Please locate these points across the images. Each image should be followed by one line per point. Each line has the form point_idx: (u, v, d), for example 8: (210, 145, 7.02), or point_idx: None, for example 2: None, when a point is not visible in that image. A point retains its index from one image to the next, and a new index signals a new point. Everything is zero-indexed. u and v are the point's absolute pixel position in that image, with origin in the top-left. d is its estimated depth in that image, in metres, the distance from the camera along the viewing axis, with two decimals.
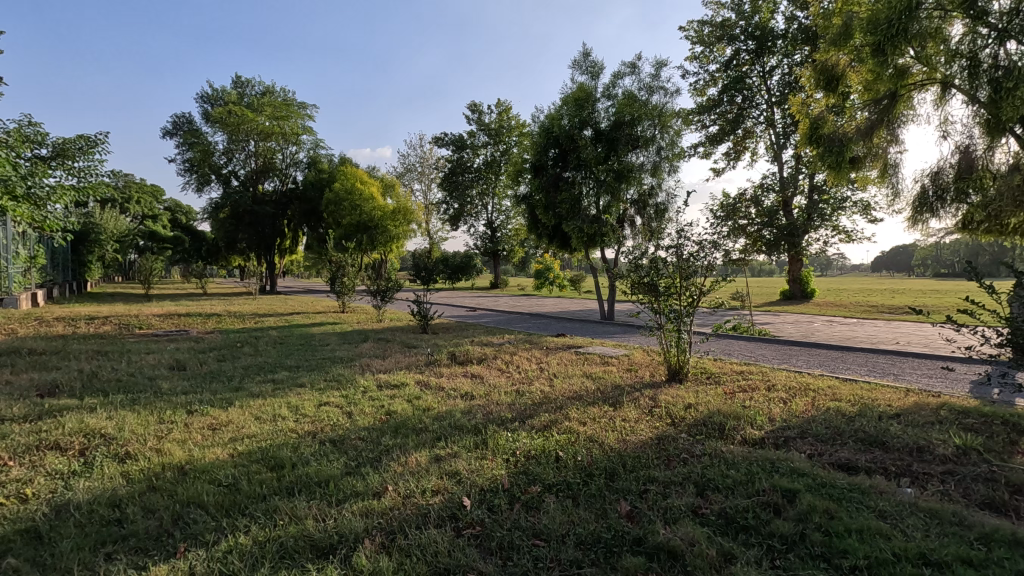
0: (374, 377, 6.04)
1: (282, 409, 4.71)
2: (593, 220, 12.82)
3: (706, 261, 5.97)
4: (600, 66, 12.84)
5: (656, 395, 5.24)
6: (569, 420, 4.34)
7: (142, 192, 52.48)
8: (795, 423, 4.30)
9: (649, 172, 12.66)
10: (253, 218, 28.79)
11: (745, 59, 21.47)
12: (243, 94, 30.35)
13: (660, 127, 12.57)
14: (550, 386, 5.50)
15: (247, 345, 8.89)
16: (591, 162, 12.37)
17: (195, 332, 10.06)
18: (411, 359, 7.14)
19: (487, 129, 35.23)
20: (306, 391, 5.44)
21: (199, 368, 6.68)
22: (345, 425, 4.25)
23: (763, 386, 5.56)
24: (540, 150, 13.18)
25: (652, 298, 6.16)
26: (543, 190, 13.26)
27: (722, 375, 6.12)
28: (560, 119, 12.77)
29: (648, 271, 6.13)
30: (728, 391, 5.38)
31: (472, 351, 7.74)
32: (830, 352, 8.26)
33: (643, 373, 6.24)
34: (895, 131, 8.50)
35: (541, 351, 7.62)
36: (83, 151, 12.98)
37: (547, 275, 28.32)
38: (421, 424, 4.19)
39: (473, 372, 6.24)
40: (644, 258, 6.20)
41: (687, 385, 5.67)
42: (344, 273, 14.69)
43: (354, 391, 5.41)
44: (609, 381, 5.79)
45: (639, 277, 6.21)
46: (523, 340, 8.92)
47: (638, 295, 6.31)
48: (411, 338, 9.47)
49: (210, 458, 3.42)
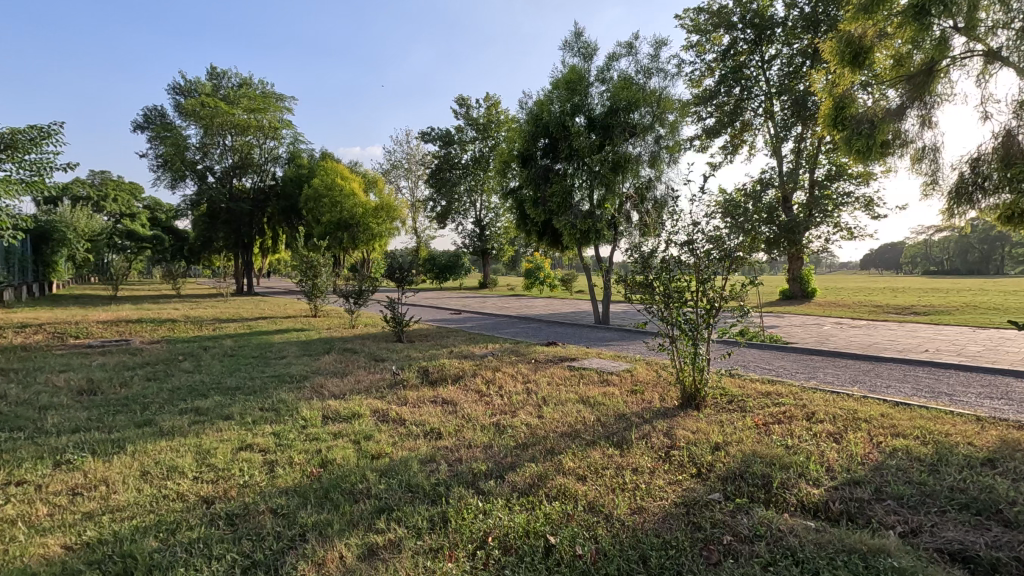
0: (322, 405, 4.90)
1: (184, 458, 3.57)
2: (587, 215, 11.78)
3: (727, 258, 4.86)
4: (594, 46, 11.77)
5: (671, 430, 4.17)
6: (562, 474, 3.26)
7: (120, 191, 50.85)
8: (862, 475, 3.25)
9: (647, 163, 11.59)
10: (230, 216, 27.47)
11: (743, 49, 20.53)
12: (219, 86, 28.92)
13: (659, 115, 11.51)
14: (538, 418, 4.41)
15: (191, 358, 7.71)
16: (583, 152, 11.28)
17: (137, 343, 8.86)
18: (373, 378, 6.01)
19: (475, 124, 34.11)
20: (231, 425, 4.30)
21: (113, 393, 5.49)
22: (260, 484, 3.14)
23: (801, 415, 4.50)
24: (528, 139, 12.09)
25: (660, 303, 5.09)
26: (532, 183, 12.16)
27: (747, 398, 5.06)
28: (549, 105, 11.68)
29: (655, 272, 5.05)
30: (760, 423, 4.32)
31: (448, 366, 6.60)
32: (858, 363, 7.26)
33: (651, 396, 5.17)
34: (929, 113, 7.52)
35: (527, 366, 6.51)
36: (34, 142, 11.66)
37: (538, 274, 27.25)
38: (362, 485, 3.09)
39: (444, 397, 5.11)
40: (649, 255, 5.11)
41: (707, 414, 4.59)
42: (316, 274, 13.51)
43: (293, 425, 4.29)
44: (611, 409, 4.70)
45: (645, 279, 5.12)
46: (509, 350, 7.83)
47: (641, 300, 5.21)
48: (381, 348, 8.33)
49: (25, 562, 2.28)
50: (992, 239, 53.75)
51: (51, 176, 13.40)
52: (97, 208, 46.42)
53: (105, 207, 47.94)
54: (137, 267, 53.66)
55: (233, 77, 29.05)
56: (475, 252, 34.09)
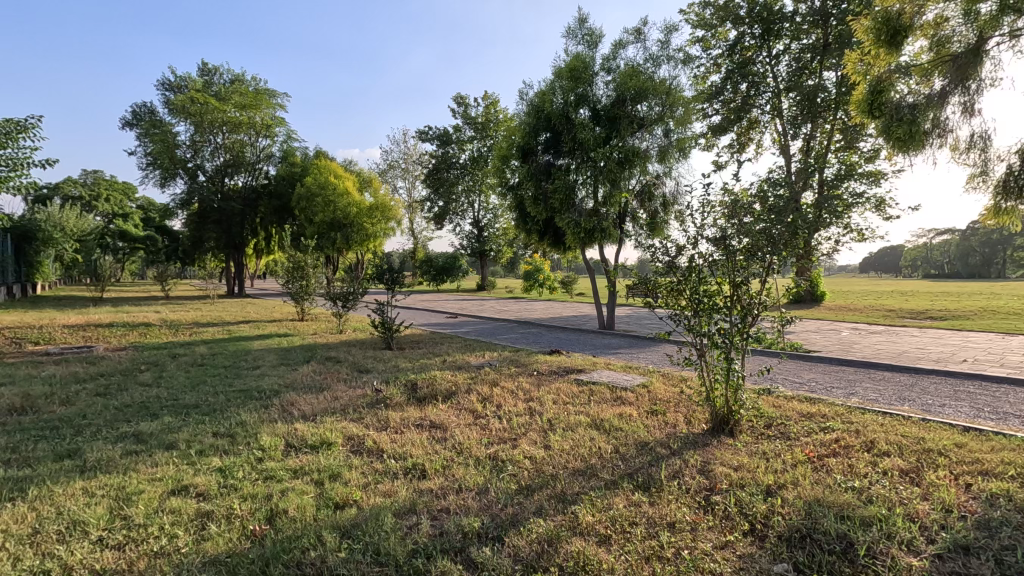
0: (289, 429, 4.14)
1: (95, 507, 2.80)
2: (591, 214, 11.04)
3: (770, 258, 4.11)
4: (598, 33, 11.05)
5: (707, 465, 3.42)
6: (578, 535, 2.49)
7: (111, 192, 50.03)
8: (972, 537, 2.49)
9: (656, 158, 10.80)
10: (221, 216, 26.73)
11: (750, 45, 19.80)
12: (211, 83, 28.11)
13: (669, 106, 10.70)
14: (544, 449, 3.64)
15: (156, 367, 6.94)
16: (588, 146, 10.54)
17: (100, 349, 8.06)
18: (353, 395, 5.25)
19: (474, 122, 33.37)
20: (170, 458, 3.52)
21: (46, 413, 4.70)
22: (180, 551, 2.37)
23: (859, 445, 3.76)
24: (528, 132, 11.35)
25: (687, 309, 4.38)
26: (532, 179, 11.41)
27: (788, 422, 4.30)
28: (551, 96, 10.97)
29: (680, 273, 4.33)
30: (812, 456, 3.58)
31: (439, 379, 5.84)
32: (897, 376, 6.52)
33: (675, 420, 4.41)
34: (972, 98, 6.81)
35: (529, 380, 5.74)
36: (8, 135, 10.87)
37: (537, 276, 26.53)
38: (314, 554, 2.32)
39: (432, 420, 4.34)
40: (675, 251, 4.37)
41: (746, 443, 3.84)
42: (304, 275, 12.73)
43: (246, 459, 3.52)
44: (631, 437, 3.94)
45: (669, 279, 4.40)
46: (508, 360, 7.08)
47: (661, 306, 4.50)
48: (367, 357, 7.56)
49: None
50: (994, 242, 53.06)
51: (25, 171, 12.59)
52: (88, 209, 45.80)
53: (97, 207, 47.23)
54: (130, 267, 52.90)
55: (225, 73, 28.21)
56: (472, 254, 33.30)
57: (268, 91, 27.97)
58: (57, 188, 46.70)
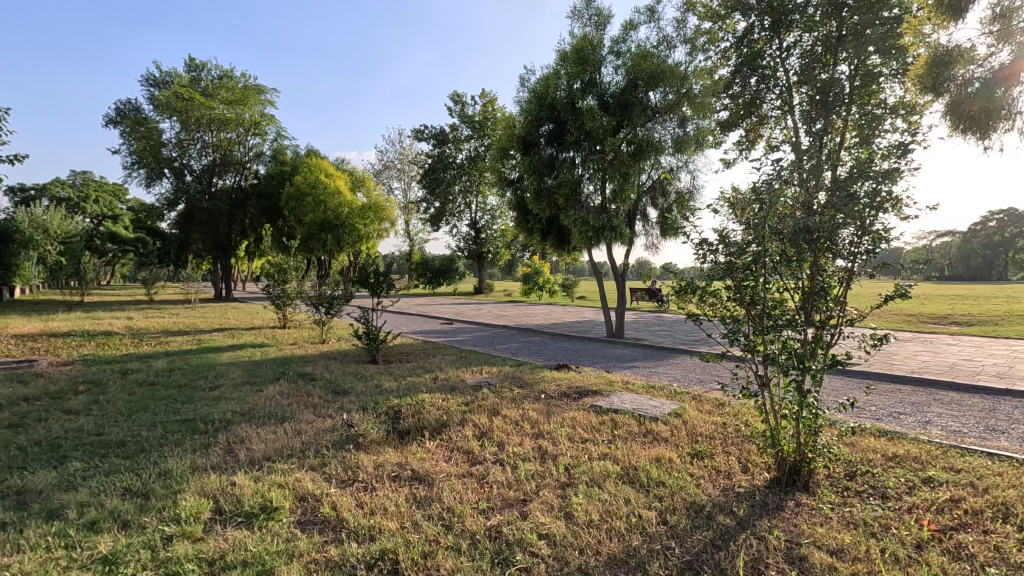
0: (223, 484, 3.13)
1: None
2: (599, 211, 10.06)
3: (848, 244, 3.18)
4: (607, 13, 10.10)
5: (797, 548, 2.43)
6: None
7: (101, 192, 48.89)
8: None
9: (671, 148, 9.80)
10: (208, 216, 25.72)
11: (759, 38, 18.56)
12: (198, 79, 26.98)
13: (686, 91, 9.71)
14: (563, 522, 2.64)
15: (97, 387, 5.93)
16: (597, 135, 9.56)
17: (40, 365, 7.03)
18: (320, 427, 4.25)
19: (471, 121, 32.38)
20: (41, 539, 2.51)
21: None
22: None
23: (991, 511, 2.78)
24: (531, 123, 10.37)
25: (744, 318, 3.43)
26: (534, 173, 10.40)
27: (875, 470, 3.32)
28: (556, 83, 10.02)
29: (734, 275, 3.31)
30: (933, 528, 2.60)
31: (427, 406, 4.83)
32: (968, 398, 5.53)
33: (731, 468, 3.42)
34: None
35: (535, 407, 4.75)
36: None
37: (536, 279, 25.52)
38: None
39: (413, 469, 3.35)
40: (726, 248, 3.34)
41: (834, 507, 2.86)
42: (285, 278, 11.71)
43: (148, 539, 2.50)
44: (677, 498, 2.95)
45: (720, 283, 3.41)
46: (510, 378, 6.08)
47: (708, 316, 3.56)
48: (347, 374, 6.55)
49: None
50: (997, 244, 52.06)
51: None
52: (76, 211, 44.73)
53: (86, 208, 46.14)
54: (120, 268, 51.79)
55: (213, 69, 27.06)
56: (469, 256, 32.29)
57: (257, 88, 26.89)
58: (44, 188, 45.61)
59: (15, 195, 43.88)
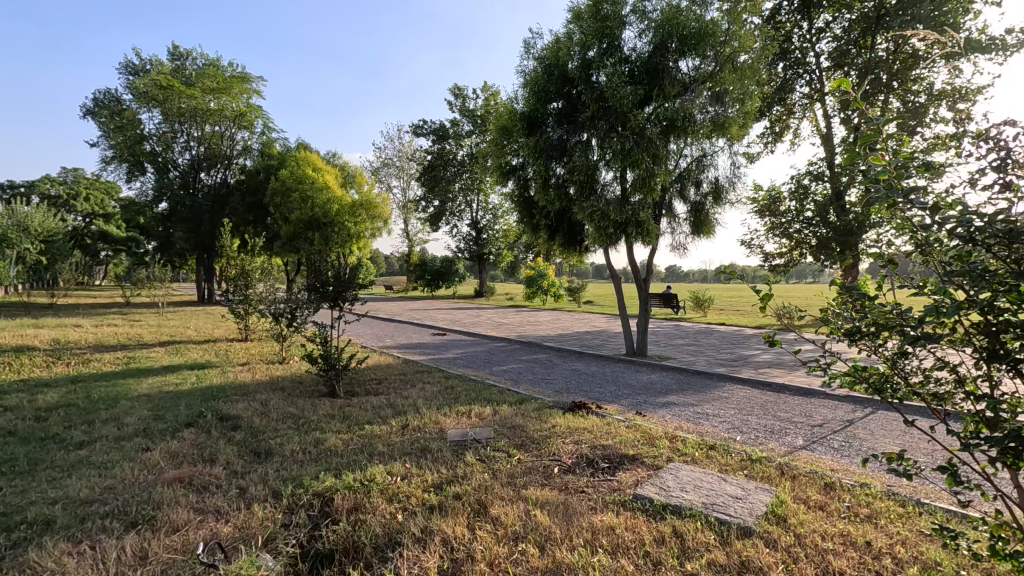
0: None
1: None
2: (620, 204, 8.32)
3: None
4: None
5: None
6: None
7: (93, 190, 47.17)
8: None
9: (712, 128, 8.02)
10: (189, 212, 24.00)
11: (788, 20, 16.66)
12: (183, 68, 25.24)
13: (726, 59, 7.98)
14: None
15: None
16: (623, 111, 7.80)
17: None
18: (179, 548, 2.50)
19: (471, 117, 30.71)
20: None
21: None
22: None
23: None
24: (537, 99, 8.65)
25: (995, 390, 1.60)
26: (541, 158, 8.58)
27: None
28: (568, 50, 8.33)
29: (1008, 299, 1.43)
30: None
31: (373, 493, 3.07)
32: None
33: None
34: None
35: (545, 500, 2.99)
36: None
37: (541, 282, 23.66)
38: None
39: None
40: (993, 239, 1.46)
41: None
42: (248, 283, 9.92)
43: None
44: None
45: (954, 317, 1.53)
46: (506, 432, 4.31)
47: (904, 357, 1.83)
48: (286, 418, 4.80)
49: None
50: None
51: None
52: (67, 210, 43.40)
53: (77, 207, 44.68)
54: (114, 269, 50.21)
55: (198, 58, 25.37)
56: (470, 257, 30.49)
57: (243, 77, 25.08)
58: (32, 185, 43.63)
59: (4, 196, 42.35)
